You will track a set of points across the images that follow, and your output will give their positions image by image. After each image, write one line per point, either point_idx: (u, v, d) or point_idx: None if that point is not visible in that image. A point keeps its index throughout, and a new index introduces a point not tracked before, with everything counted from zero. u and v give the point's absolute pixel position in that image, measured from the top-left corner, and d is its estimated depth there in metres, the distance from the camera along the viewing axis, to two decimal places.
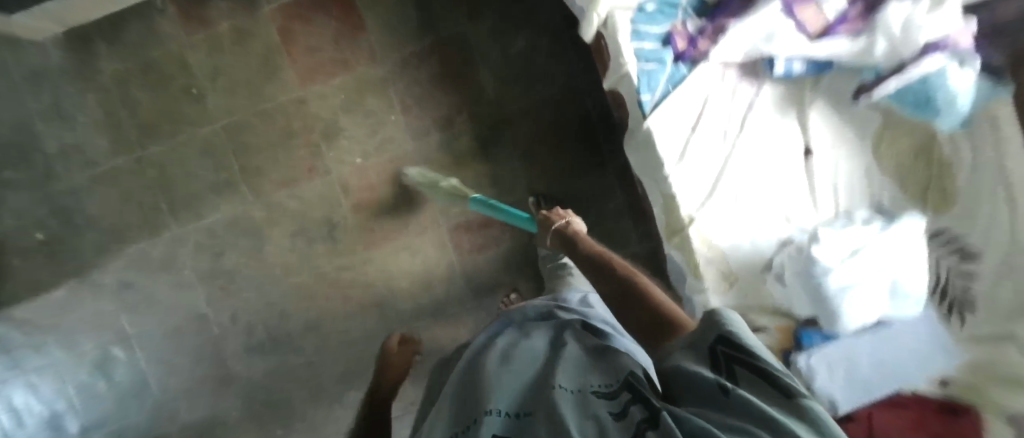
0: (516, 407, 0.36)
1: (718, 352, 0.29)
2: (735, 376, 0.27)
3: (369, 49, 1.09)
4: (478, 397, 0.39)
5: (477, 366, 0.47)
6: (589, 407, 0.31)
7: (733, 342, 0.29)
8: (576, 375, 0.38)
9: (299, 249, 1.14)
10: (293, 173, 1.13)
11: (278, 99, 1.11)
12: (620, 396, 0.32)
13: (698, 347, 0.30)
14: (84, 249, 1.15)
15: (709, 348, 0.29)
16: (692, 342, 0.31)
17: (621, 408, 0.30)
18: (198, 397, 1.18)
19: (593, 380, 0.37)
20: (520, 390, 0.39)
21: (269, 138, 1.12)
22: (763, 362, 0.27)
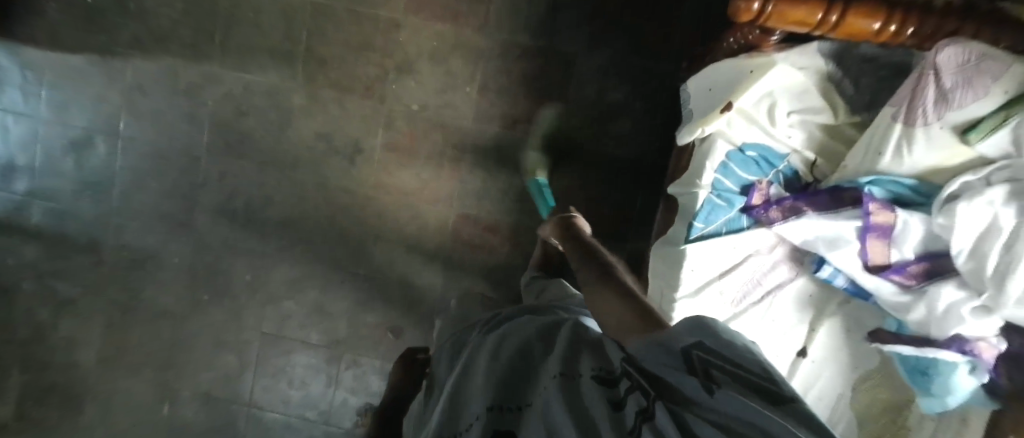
0: (506, 402, 0.37)
1: (697, 358, 0.25)
2: (715, 376, 0.23)
3: (483, 15, 1.06)
4: (467, 405, 0.40)
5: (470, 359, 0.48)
6: (579, 397, 0.30)
7: (709, 347, 0.25)
8: (572, 359, 0.36)
9: (316, 153, 1.12)
10: (351, 82, 1.10)
11: (376, 8, 1.07)
12: (617, 382, 0.30)
13: (675, 352, 0.27)
14: (119, 33, 1.10)
15: (683, 354, 0.26)
16: (665, 346, 0.27)
17: (615, 398, 0.28)
18: (149, 225, 1.16)
19: (585, 364, 0.35)
20: (509, 387, 0.39)
21: (349, 38, 1.09)
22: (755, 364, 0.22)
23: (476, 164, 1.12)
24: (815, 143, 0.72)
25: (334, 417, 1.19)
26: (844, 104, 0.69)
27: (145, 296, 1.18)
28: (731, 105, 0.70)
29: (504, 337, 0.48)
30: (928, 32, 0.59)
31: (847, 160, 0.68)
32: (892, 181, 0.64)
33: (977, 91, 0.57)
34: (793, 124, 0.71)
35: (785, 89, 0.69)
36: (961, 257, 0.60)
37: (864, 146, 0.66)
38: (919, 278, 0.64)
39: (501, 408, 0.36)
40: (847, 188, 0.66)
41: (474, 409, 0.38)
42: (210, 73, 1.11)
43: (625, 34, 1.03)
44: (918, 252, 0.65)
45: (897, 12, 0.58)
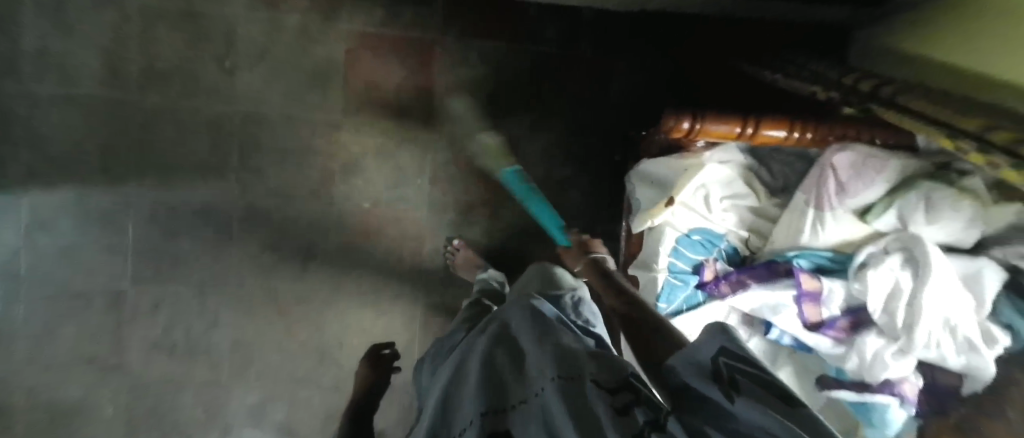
0: (498, 404, 0.46)
1: (722, 363, 0.35)
2: (737, 384, 0.32)
3: (426, 111, 1.08)
4: (463, 411, 0.48)
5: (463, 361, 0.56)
6: (575, 400, 0.38)
7: (732, 355, 0.34)
8: (559, 363, 0.44)
9: (263, 265, 1.06)
10: (293, 189, 1.06)
11: (314, 112, 1.05)
12: (618, 391, 0.37)
13: (703, 360, 0.36)
14: (11, 166, 0.97)
15: (710, 363, 0.35)
16: (696, 356, 0.37)
17: (622, 404, 0.35)
18: (71, 373, 1.03)
19: (581, 367, 0.42)
20: (500, 391, 0.47)
21: (287, 144, 1.05)
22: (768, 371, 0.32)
23: (436, 251, 1.13)
24: (747, 222, 0.82)
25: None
26: (764, 188, 0.81)
27: None
28: (673, 199, 0.80)
29: (489, 341, 0.55)
30: (820, 136, 0.71)
31: (775, 235, 0.79)
32: (815, 254, 0.76)
33: (867, 183, 0.69)
34: (727, 209, 0.81)
35: (716, 181, 0.79)
36: (876, 313, 0.73)
37: (789, 226, 0.77)
38: (846, 331, 0.76)
39: (494, 411, 0.45)
40: (780, 262, 0.77)
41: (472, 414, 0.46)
42: (130, 197, 1.02)
43: (563, 118, 1.11)
44: (843, 308, 0.77)
45: (794, 122, 0.70)
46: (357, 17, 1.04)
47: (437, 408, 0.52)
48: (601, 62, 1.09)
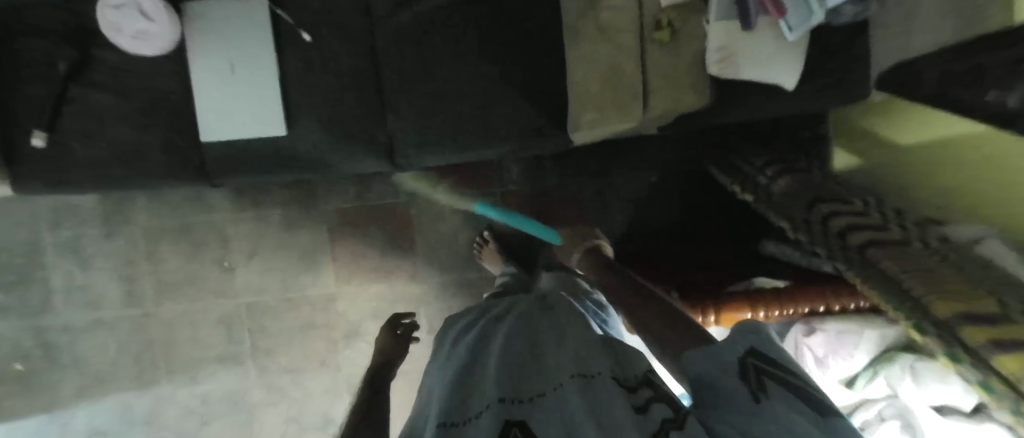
0: (513, 395, 0.39)
1: (750, 366, 0.36)
2: (767, 385, 0.33)
3: (412, 266, 1.12)
4: (480, 396, 0.41)
5: (475, 349, 0.51)
6: (599, 395, 0.36)
7: (764, 360, 0.36)
8: (583, 357, 0.42)
9: (289, 435, 1.15)
10: (304, 362, 1.13)
11: (309, 291, 1.11)
12: (637, 391, 0.37)
13: (728, 360, 0.37)
14: (62, 387, 1.10)
15: (738, 364, 0.36)
16: (724, 353, 0.38)
17: (643, 403, 0.35)
18: None
19: (599, 364, 0.41)
20: (518, 384, 0.41)
21: (290, 324, 1.12)
22: (793, 380, 0.34)
23: None
24: None
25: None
26: None
27: None
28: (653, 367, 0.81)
29: (516, 333, 0.50)
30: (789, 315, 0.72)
31: None
32: None
33: (843, 354, 0.68)
34: None
35: None
36: None
37: None
38: None
39: (511, 401, 0.38)
40: None
41: (486, 399, 0.39)
42: (163, 395, 1.12)
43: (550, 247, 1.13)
44: None
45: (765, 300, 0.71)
46: (333, 197, 1.10)
47: (443, 393, 0.44)
48: (574, 191, 1.11)
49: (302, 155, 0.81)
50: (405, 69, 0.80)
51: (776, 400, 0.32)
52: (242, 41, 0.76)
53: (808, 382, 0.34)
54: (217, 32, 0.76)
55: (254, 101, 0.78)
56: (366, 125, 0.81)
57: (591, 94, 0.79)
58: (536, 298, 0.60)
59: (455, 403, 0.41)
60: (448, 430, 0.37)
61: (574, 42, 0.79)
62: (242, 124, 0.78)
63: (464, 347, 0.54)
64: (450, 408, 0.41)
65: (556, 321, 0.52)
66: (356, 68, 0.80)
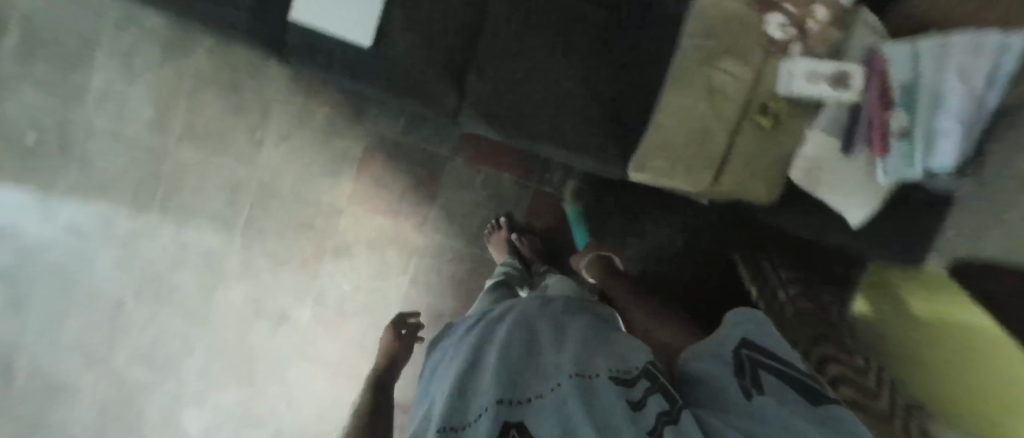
0: (511, 394, 0.45)
1: (745, 354, 0.50)
2: (759, 371, 0.47)
3: (422, 217, 1.13)
4: (476, 401, 0.46)
5: (475, 350, 0.57)
6: (598, 394, 0.42)
7: (756, 349, 0.50)
8: (581, 357, 0.49)
9: (243, 315, 1.17)
10: (287, 256, 1.15)
11: (319, 194, 1.13)
12: (637, 387, 0.45)
13: (728, 351, 0.52)
14: (62, 174, 1.12)
15: (734, 356, 0.50)
16: (728, 346, 0.53)
17: (640, 399, 0.42)
18: (65, 352, 1.18)
19: (595, 368, 0.47)
20: (515, 386, 0.46)
21: (290, 216, 1.13)
22: (781, 365, 0.47)
23: None
24: None
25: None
26: None
27: (57, 419, 1.20)
28: None
29: (514, 332, 0.56)
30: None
31: None
32: None
33: None
34: None
35: None
36: None
37: None
38: None
39: (509, 401, 0.44)
40: None
41: (485, 401, 0.44)
42: (148, 225, 1.14)
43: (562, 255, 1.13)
44: None
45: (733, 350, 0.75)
46: (382, 122, 1.11)
47: (445, 394, 0.50)
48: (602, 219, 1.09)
49: (379, 72, 0.79)
50: (509, 41, 0.79)
51: (769, 378, 0.45)
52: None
53: (794, 363, 0.48)
54: None
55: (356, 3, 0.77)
56: (447, 75, 0.80)
57: (670, 141, 0.74)
58: (534, 301, 0.66)
59: (450, 412, 0.46)
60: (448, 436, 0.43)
61: (678, 86, 0.75)
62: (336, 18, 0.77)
63: (461, 354, 0.59)
64: (450, 412, 0.46)
65: (547, 326, 0.59)
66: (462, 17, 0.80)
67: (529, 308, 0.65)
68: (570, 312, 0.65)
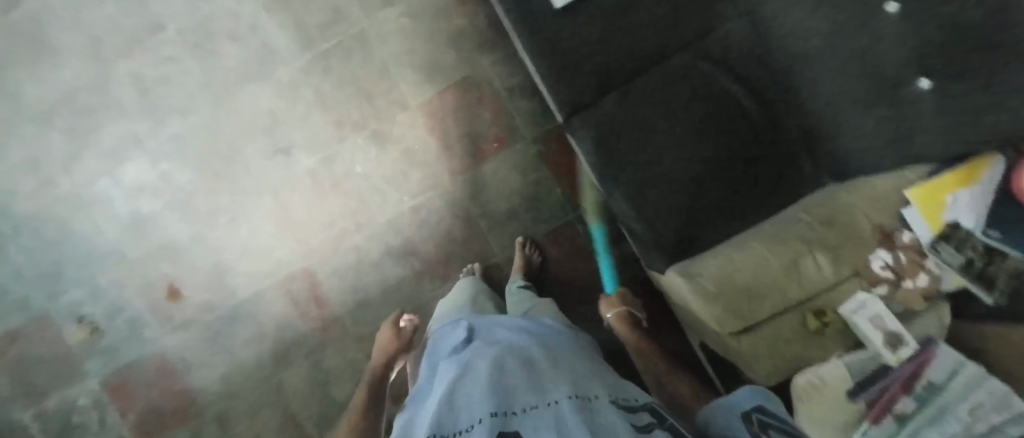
0: (504, 408, 0.46)
1: (755, 418, 0.47)
2: (771, 437, 0.44)
3: (465, 167, 1.14)
4: (466, 415, 0.45)
5: (462, 368, 0.58)
6: (599, 416, 0.45)
7: (769, 418, 0.47)
8: (573, 384, 0.52)
9: (254, 121, 1.12)
10: (332, 105, 1.12)
11: (401, 81, 1.12)
12: (637, 414, 0.50)
13: (738, 413, 0.48)
14: None
15: (745, 419, 0.47)
16: (739, 409, 0.49)
17: (643, 426, 0.47)
18: (78, 23, 1.10)
19: (589, 393, 0.51)
20: (508, 399, 0.48)
21: (363, 76, 1.12)
22: (795, 434, 0.44)
23: (357, 250, 1.15)
24: None
25: (56, 307, 1.15)
26: None
27: (19, 73, 1.11)
28: None
29: (502, 353, 0.60)
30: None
31: None
32: None
33: None
34: None
35: None
36: None
37: None
38: None
39: (502, 414, 0.44)
40: None
41: (479, 412, 0.44)
42: None
43: (554, 291, 1.14)
44: None
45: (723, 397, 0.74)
46: (497, 69, 1.11)
47: (434, 408, 0.49)
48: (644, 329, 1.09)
49: (549, 42, 0.81)
50: (676, 99, 0.80)
51: None
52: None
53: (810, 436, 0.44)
54: None
55: None
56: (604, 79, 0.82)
57: (726, 284, 0.78)
58: (523, 329, 0.72)
59: (437, 423, 0.45)
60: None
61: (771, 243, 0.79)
62: None
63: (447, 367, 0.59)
64: (444, 422, 0.45)
65: (534, 348, 0.64)
66: (648, 56, 0.81)
67: (516, 333, 0.70)
68: (559, 337, 0.74)
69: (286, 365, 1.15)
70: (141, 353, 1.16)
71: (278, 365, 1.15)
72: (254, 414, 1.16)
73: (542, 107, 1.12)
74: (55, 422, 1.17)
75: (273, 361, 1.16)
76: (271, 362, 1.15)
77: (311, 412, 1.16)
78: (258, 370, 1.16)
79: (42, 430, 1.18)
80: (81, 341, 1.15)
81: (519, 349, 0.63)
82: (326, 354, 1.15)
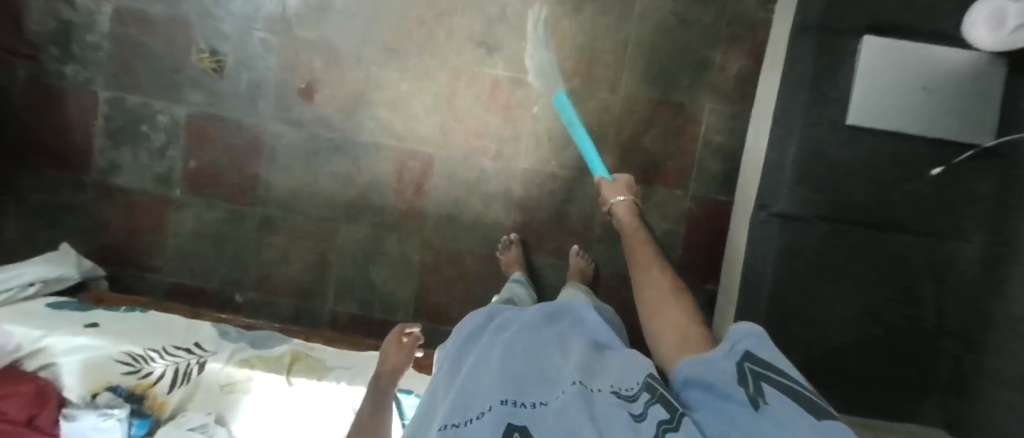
0: (512, 398, 0.44)
1: (749, 368, 0.40)
2: (764, 388, 0.37)
3: (622, 175, 1.11)
4: (479, 395, 0.46)
5: (479, 355, 0.56)
6: (598, 409, 0.40)
7: (761, 362, 0.40)
8: (582, 369, 0.47)
9: (483, 4, 1.08)
10: (557, 41, 1.09)
11: (628, 66, 1.09)
12: (636, 397, 0.42)
13: (727, 365, 0.41)
14: None
15: (734, 368, 0.40)
16: (727, 358, 0.42)
17: (641, 410, 0.40)
18: None
19: (598, 380, 0.46)
20: (518, 388, 0.46)
21: (600, 39, 1.09)
22: (789, 383, 0.38)
23: (481, 172, 1.13)
24: None
25: (200, 24, 1.11)
26: None
27: None
28: None
29: (517, 334, 0.57)
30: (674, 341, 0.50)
31: None
32: None
33: None
34: None
35: None
36: None
37: None
38: None
39: (508, 403, 0.43)
40: None
41: (488, 402, 0.44)
42: None
43: None
44: None
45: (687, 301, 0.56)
46: (712, 118, 1.09)
47: (447, 399, 0.49)
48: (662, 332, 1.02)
49: (815, 155, 0.80)
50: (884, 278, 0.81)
51: (770, 402, 0.36)
52: (958, 123, 0.77)
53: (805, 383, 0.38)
54: (967, 97, 0.76)
55: (897, 110, 0.77)
56: (855, 225, 0.81)
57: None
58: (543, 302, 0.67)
59: (454, 411, 0.44)
60: (451, 433, 0.41)
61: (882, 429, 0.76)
62: (877, 95, 0.77)
63: (472, 354, 0.57)
64: (453, 411, 0.45)
65: (552, 326, 0.59)
66: (883, 219, 0.80)
67: (539, 307, 0.65)
68: (583, 305, 0.67)
69: (352, 220, 1.13)
70: (240, 118, 1.12)
71: (345, 216, 1.13)
72: (294, 239, 1.14)
73: (722, 178, 1.10)
74: (124, 117, 1.13)
75: (344, 208, 1.13)
76: (342, 208, 1.13)
77: (342, 273, 1.14)
78: (326, 206, 1.13)
79: (108, 115, 1.13)
80: (198, 69, 1.12)
81: (534, 329, 0.58)
82: (390, 237, 1.14)
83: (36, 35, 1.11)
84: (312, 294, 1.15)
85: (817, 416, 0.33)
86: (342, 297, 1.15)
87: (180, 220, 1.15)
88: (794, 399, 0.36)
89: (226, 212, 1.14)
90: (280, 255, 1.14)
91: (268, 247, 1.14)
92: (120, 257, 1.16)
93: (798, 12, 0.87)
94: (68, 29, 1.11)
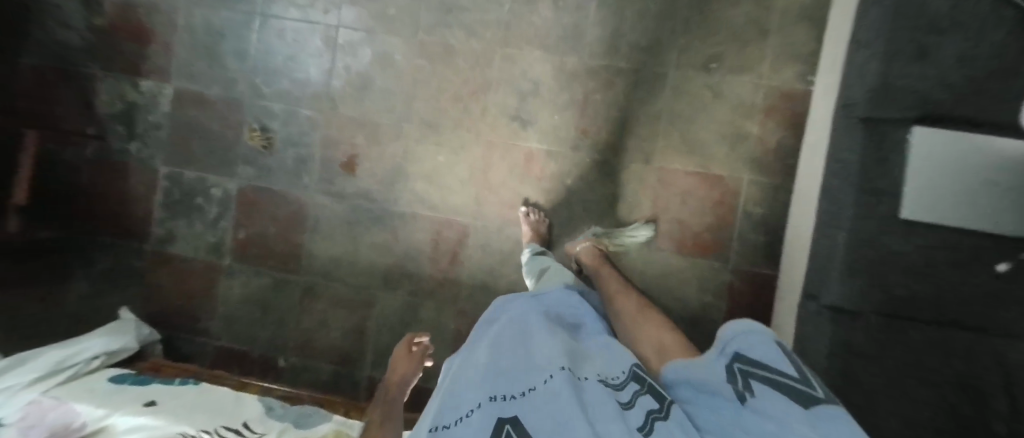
0: (500, 391, 0.42)
1: (738, 368, 0.41)
2: (752, 383, 0.39)
3: (658, 245, 1.10)
4: (464, 391, 0.44)
5: (465, 354, 0.54)
6: (585, 394, 0.39)
7: (749, 360, 0.41)
8: (566, 357, 0.46)
9: (518, 80, 1.11)
10: (590, 114, 1.10)
11: (662, 138, 1.09)
12: (623, 387, 0.42)
13: (719, 366, 0.42)
14: None
15: (726, 368, 0.42)
16: (721, 358, 0.43)
17: (627, 399, 0.40)
18: None
19: (582, 370, 0.45)
20: (503, 379, 0.44)
21: (633, 112, 1.09)
22: (778, 374, 0.39)
23: (516, 243, 1.14)
24: None
25: (251, 104, 1.18)
26: None
27: None
28: None
29: (502, 327, 0.54)
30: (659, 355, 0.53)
31: None
32: None
33: None
34: None
35: None
36: None
37: None
38: None
39: (495, 397, 0.41)
40: None
41: (476, 398, 0.42)
42: None
43: None
44: None
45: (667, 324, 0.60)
46: (750, 189, 1.07)
47: (436, 401, 0.47)
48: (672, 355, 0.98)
49: (868, 248, 0.75)
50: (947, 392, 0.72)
51: (755, 393, 0.37)
52: None
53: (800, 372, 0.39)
54: None
55: (954, 208, 0.73)
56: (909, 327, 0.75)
57: None
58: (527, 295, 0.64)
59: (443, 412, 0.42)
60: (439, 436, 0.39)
61: None
62: (931, 192, 0.73)
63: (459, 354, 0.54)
64: (441, 413, 0.42)
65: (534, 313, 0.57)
66: (945, 319, 0.73)
67: (523, 299, 0.62)
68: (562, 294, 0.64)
69: (389, 288, 1.16)
70: (286, 191, 1.18)
71: (383, 284, 1.17)
72: (334, 306, 1.18)
73: (762, 249, 1.07)
74: (181, 191, 1.21)
75: (383, 277, 1.17)
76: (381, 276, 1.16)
77: (379, 340, 1.17)
78: (365, 275, 1.17)
79: (167, 188, 1.21)
80: (249, 146, 1.18)
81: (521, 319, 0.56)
82: (426, 305, 1.16)
83: (107, 116, 1.21)
84: (351, 359, 1.18)
85: (801, 403, 0.35)
86: (379, 363, 1.17)
87: (229, 287, 1.20)
88: (777, 389, 0.37)
89: (271, 279, 1.19)
90: (321, 321, 1.18)
91: (310, 314, 1.18)
92: (174, 321, 1.23)
93: (839, 95, 0.85)
94: (134, 110, 1.21)
